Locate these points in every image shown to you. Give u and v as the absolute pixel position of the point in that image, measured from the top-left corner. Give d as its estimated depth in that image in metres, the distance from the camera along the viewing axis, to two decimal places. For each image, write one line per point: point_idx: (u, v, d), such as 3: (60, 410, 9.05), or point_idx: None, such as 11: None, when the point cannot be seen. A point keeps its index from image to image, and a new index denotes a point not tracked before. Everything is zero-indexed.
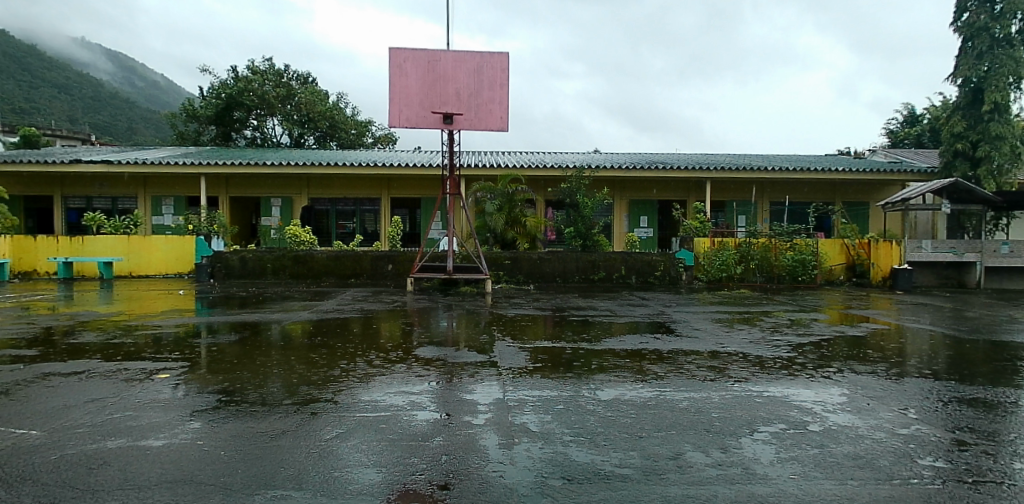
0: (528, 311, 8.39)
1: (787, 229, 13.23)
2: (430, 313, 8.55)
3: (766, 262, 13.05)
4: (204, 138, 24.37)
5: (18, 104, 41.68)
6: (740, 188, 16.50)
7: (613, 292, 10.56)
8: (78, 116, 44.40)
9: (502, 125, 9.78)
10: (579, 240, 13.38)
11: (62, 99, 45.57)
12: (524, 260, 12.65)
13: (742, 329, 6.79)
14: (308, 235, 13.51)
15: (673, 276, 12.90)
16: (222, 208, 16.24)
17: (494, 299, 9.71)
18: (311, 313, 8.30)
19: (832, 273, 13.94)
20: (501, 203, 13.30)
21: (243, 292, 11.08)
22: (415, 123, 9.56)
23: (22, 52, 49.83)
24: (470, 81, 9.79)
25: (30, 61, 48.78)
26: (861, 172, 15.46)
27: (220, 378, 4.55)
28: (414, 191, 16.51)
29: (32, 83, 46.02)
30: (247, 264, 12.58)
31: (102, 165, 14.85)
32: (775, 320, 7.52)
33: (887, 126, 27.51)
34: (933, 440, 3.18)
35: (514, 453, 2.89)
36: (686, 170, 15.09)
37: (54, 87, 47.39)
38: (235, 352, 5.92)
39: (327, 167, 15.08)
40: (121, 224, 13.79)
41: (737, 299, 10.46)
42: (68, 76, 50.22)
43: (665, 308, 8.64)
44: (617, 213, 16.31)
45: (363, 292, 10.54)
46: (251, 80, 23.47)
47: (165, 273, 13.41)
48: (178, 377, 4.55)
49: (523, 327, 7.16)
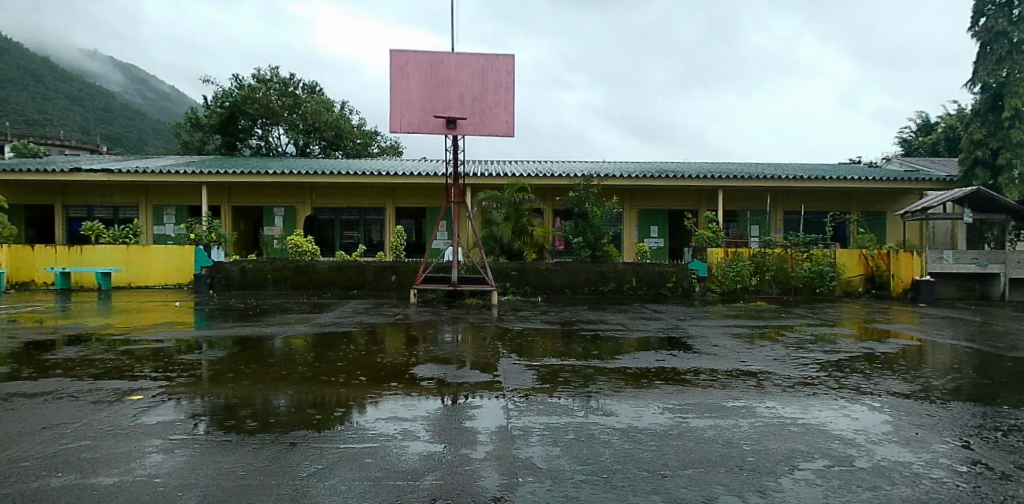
0: (535, 324, 8.00)
1: (803, 239, 12.83)
2: (433, 327, 8.16)
3: (782, 273, 12.60)
4: (209, 147, 24.22)
5: (31, 116, 41.83)
6: (753, 197, 16.08)
7: (623, 305, 10.14)
8: (90, 127, 44.53)
9: (508, 130, 9.44)
10: (588, 250, 12.96)
11: (75, 112, 45.91)
12: (532, 271, 12.26)
13: (763, 345, 6.35)
14: (311, 246, 13.16)
15: (685, 288, 12.44)
16: (225, 218, 15.97)
17: (500, 312, 9.32)
18: (309, 326, 7.93)
19: (852, 283, 13.49)
20: (507, 213, 12.94)
21: (242, 304, 10.75)
22: (417, 128, 9.23)
23: (38, 65, 50.24)
24: (474, 84, 9.46)
25: (46, 74, 49.24)
26: (879, 181, 15.01)
27: (198, 400, 4.17)
28: (419, 200, 16.19)
29: (46, 96, 46.20)
30: (247, 275, 12.26)
31: (102, 174, 14.63)
32: (798, 336, 7.05)
33: (901, 135, 27.02)
34: (1004, 482, 2.77)
35: (516, 496, 2.50)
36: (698, 178, 14.69)
37: (67, 99, 47.52)
38: (222, 368, 5.55)
39: (330, 175, 14.78)
40: (121, 234, 13.53)
41: (754, 312, 9.99)
42: (81, 88, 50.62)
43: (679, 321, 8.22)
44: (627, 223, 15.91)
45: (365, 303, 10.19)
46: (255, 89, 23.30)
47: (164, 285, 13.10)
48: (154, 398, 4.18)
49: (530, 342, 6.77)
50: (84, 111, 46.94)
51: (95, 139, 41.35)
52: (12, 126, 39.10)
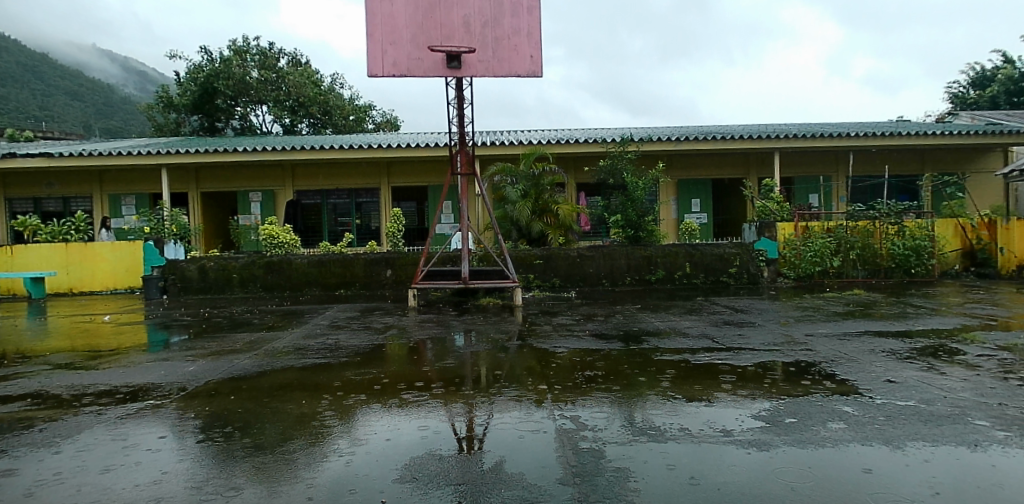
0: (585, 339, 5.64)
1: (895, 207, 10.34)
2: (437, 345, 5.83)
3: (868, 251, 10.23)
4: (186, 130, 21.77)
5: (30, 111, 38.84)
6: (812, 161, 13.63)
7: (685, 302, 7.81)
8: (91, 122, 41.83)
9: (533, 67, 7.07)
10: (628, 231, 10.56)
11: (75, 106, 43.25)
12: (560, 259, 9.94)
13: (962, 376, 3.98)
14: (289, 236, 10.77)
15: (752, 274, 10.08)
16: (192, 207, 13.66)
17: (528, 317, 7.00)
18: (261, 348, 5.57)
19: (947, 260, 11.08)
20: (525, 189, 10.51)
21: (195, 315, 8.47)
22: (406, 68, 6.86)
23: (36, 60, 47.67)
24: (483, 4, 7.03)
25: (44, 69, 46.57)
26: (966, 135, 12.47)
27: None
28: (419, 178, 13.80)
29: (47, 92, 43.57)
30: (208, 275, 9.95)
31: (42, 159, 12.30)
32: (992, 354, 4.64)
33: (951, 90, 24.18)
34: None
35: None
36: (751, 140, 12.21)
37: (66, 94, 44.84)
38: (59, 457, 3.16)
39: (313, 151, 12.39)
40: (60, 229, 11.01)
41: (863, 305, 7.58)
42: (81, 82, 48.06)
43: (784, 327, 5.85)
44: (664, 196, 13.48)
45: (350, 311, 7.89)
46: (230, 62, 20.82)
47: (112, 289, 10.86)
48: None
49: (585, 376, 4.42)
50: (84, 106, 44.26)
51: (96, 132, 38.86)
52: (9, 120, 36.36)
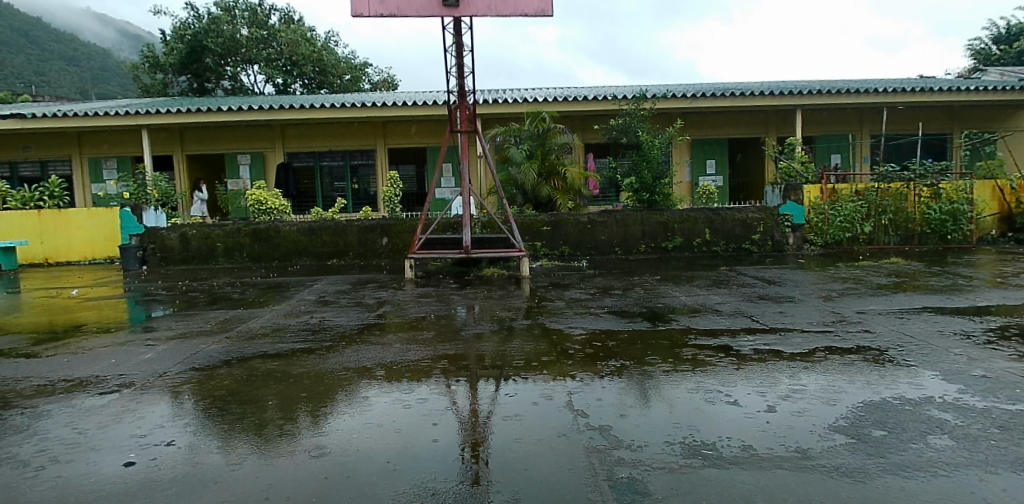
0: (603, 317, 4.96)
1: (931, 167, 9.54)
2: (435, 323, 5.15)
3: (901, 216, 9.49)
4: (174, 91, 20.79)
5: (28, 78, 37.42)
6: (835, 119, 12.78)
7: (709, 273, 7.11)
8: (88, 87, 40.51)
9: (542, 5, 6.24)
10: (641, 195, 9.79)
11: (73, 70, 41.88)
12: (570, 226, 9.21)
13: None
14: (278, 202, 10.04)
15: (776, 241, 9.37)
16: (178, 169, 12.89)
17: (536, 290, 6.32)
18: (233, 330, 4.89)
19: (984, 225, 10.32)
20: (530, 149, 9.72)
21: (174, 288, 7.81)
22: (395, 8, 6.08)
23: (29, 23, 46.19)
24: None
25: (38, 33, 45.10)
26: (1004, 89, 11.58)
27: None
28: (417, 139, 12.99)
29: (41, 55, 42.23)
30: (190, 244, 9.27)
31: (14, 120, 11.51)
32: None
33: (975, 47, 22.90)
34: None
35: None
36: (772, 97, 11.34)
37: (62, 59, 43.46)
38: None
39: (303, 111, 11.56)
40: (32, 195, 10.26)
41: (906, 276, 6.87)
42: (76, 46, 46.63)
43: (829, 303, 5.14)
44: (677, 157, 12.68)
45: (341, 283, 7.21)
46: (218, 19, 19.77)
47: (91, 259, 10.21)
48: None
49: (608, 363, 3.74)
50: (81, 72, 42.94)
51: (93, 97, 37.74)
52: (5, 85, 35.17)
